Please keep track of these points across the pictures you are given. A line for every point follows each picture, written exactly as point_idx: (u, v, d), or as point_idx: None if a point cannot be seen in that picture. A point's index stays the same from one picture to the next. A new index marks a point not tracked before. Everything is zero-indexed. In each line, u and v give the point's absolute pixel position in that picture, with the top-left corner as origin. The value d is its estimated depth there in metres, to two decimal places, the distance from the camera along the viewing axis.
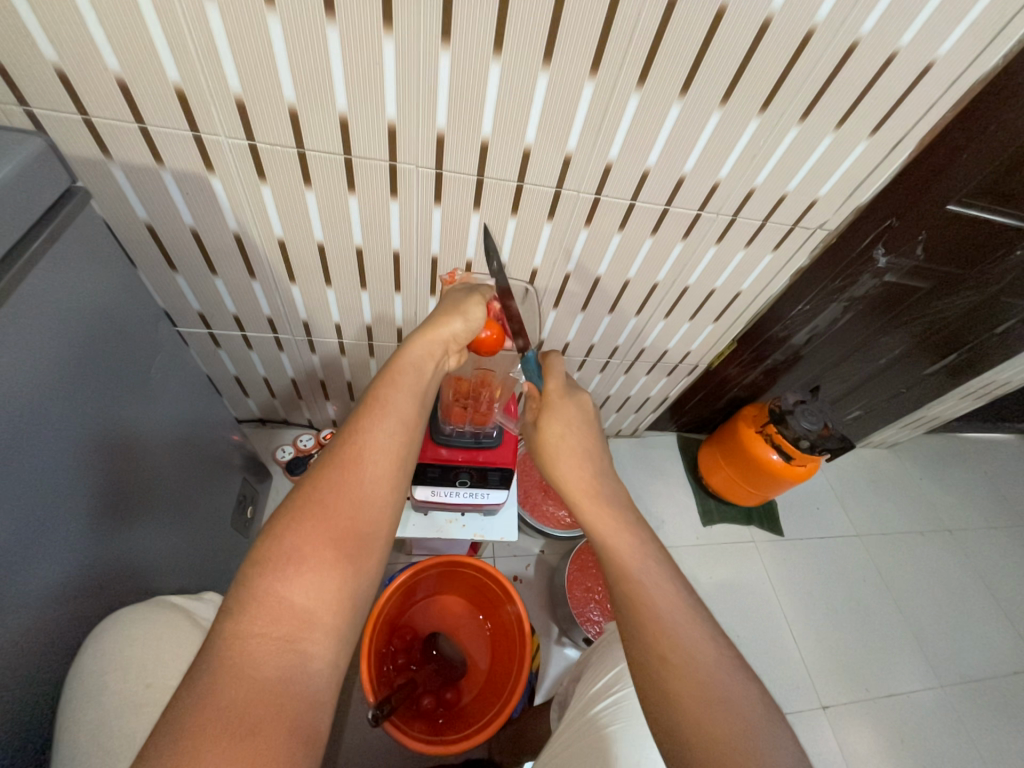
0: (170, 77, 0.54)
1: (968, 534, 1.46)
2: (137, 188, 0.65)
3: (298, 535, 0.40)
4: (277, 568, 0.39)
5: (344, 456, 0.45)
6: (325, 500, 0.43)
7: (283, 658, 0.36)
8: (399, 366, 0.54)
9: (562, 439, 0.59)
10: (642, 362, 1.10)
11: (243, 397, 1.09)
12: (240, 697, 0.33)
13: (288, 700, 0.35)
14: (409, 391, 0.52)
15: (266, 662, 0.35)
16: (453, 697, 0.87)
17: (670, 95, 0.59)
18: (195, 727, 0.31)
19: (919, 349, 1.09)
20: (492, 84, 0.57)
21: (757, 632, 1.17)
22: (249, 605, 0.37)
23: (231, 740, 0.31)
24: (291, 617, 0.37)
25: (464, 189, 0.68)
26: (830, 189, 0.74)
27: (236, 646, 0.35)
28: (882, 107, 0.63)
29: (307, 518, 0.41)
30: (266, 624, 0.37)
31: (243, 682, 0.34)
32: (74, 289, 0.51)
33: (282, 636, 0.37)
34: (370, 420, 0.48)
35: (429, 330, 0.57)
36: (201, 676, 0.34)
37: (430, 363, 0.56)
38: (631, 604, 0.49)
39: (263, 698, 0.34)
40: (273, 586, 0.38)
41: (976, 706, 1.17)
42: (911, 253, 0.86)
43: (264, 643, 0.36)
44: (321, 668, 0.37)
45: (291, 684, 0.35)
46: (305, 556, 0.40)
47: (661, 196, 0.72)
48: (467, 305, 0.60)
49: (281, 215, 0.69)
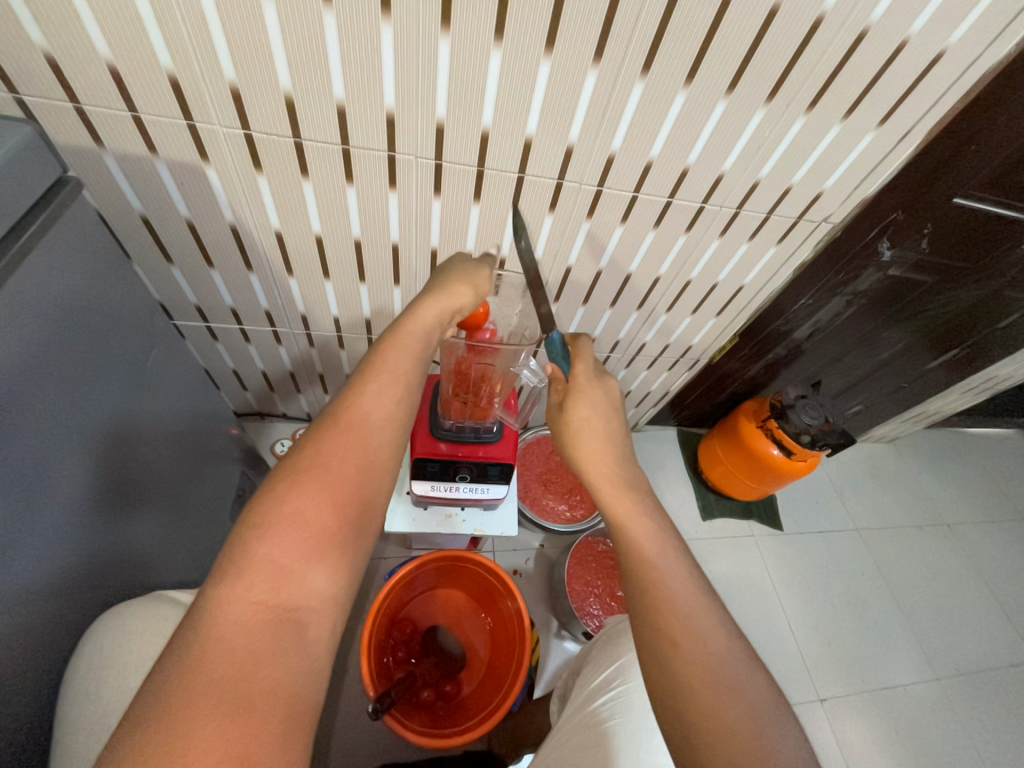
0: (163, 65, 0.53)
1: (967, 529, 1.46)
2: (131, 178, 0.64)
3: (299, 498, 0.40)
4: (275, 533, 0.38)
5: (347, 422, 0.45)
6: (328, 465, 0.42)
7: (279, 628, 0.35)
8: (400, 332, 0.53)
9: (589, 424, 0.59)
10: (643, 357, 1.09)
11: (241, 390, 1.08)
12: (234, 669, 0.33)
13: (284, 672, 0.34)
14: (413, 358, 0.52)
15: (261, 630, 0.35)
16: (453, 689, 0.87)
17: (674, 85, 0.58)
18: (187, 696, 0.31)
19: (921, 344, 1.08)
20: (492, 72, 0.56)
21: (755, 626, 1.18)
22: (244, 570, 0.36)
23: (224, 712, 0.31)
24: (289, 580, 0.37)
25: (464, 181, 0.67)
26: (835, 182, 0.73)
27: (231, 614, 0.35)
28: (890, 97, 0.62)
29: (308, 481, 0.41)
30: (262, 590, 0.36)
31: (238, 654, 0.33)
32: (68, 281, 0.50)
33: (278, 603, 0.36)
34: (374, 387, 0.48)
35: (434, 298, 0.56)
36: (191, 644, 0.33)
37: (435, 329, 0.55)
38: (643, 584, 0.49)
39: (258, 671, 0.33)
40: (271, 551, 0.37)
41: (972, 699, 1.18)
42: (916, 247, 0.85)
43: (259, 611, 0.35)
44: (318, 641, 0.37)
45: (287, 655, 0.35)
46: (305, 518, 0.39)
47: (664, 188, 0.70)
48: (473, 276, 0.59)
49: (278, 207, 0.68)
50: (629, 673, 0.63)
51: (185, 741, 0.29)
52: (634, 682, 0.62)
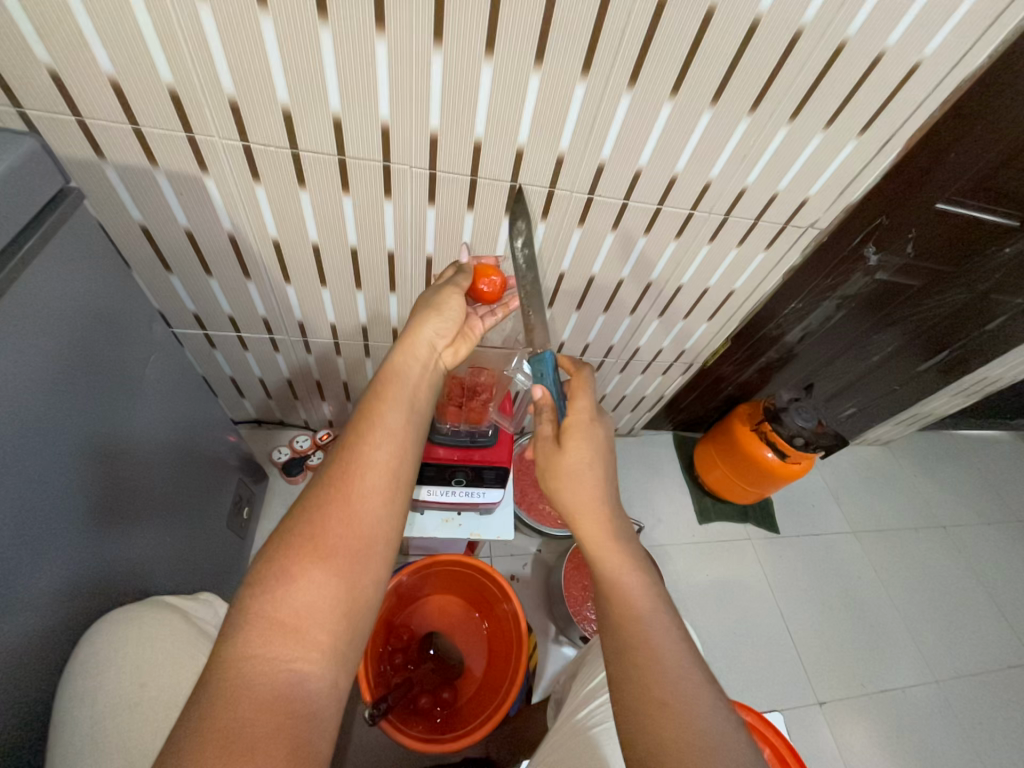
0: (163, 78, 0.54)
1: (963, 531, 1.47)
2: (131, 189, 0.65)
3: (289, 557, 0.41)
4: (268, 589, 0.39)
5: (335, 476, 0.46)
6: (315, 521, 0.43)
7: (278, 677, 0.36)
8: (385, 379, 0.55)
9: (582, 468, 0.57)
10: (637, 362, 1.10)
11: (239, 398, 1.09)
12: (238, 718, 0.34)
13: (287, 717, 0.35)
14: (397, 403, 0.53)
15: (261, 682, 0.36)
16: (450, 696, 0.86)
17: (661, 96, 0.60)
18: (195, 742, 0.32)
19: (911, 347, 1.10)
20: (484, 84, 0.58)
21: (753, 629, 1.18)
22: (243, 628, 0.38)
23: (230, 756, 0.32)
24: (284, 636, 0.38)
25: (458, 190, 0.69)
26: (820, 188, 0.74)
27: (232, 669, 0.36)
28: (870, 107, 0.64)
29: (297, 539, 0.42)
30: (261, 646, 0.37)
31: (241, 702, 0.34)
32: (68, 289, 0.51)
33: (276, 655, 0.37)
34: (357, 438, 0.48)
35: (409, 338, 0.58)
36: (202, 698, 0.34)
37: (415, 369, 0.57)
38: (626, 640, 0.49)
39: (262, 717, 0.34)
40: (267, 609, 0.38)
41: (972, 702, 1.18)
42: (902, 252, 0.86)
43: (259, 663, 0.36)
44: (319, 685, 0.38)
45: (289, 701, 0.36)
46: (296, 577, 0.40)
47: (653, 195, 0.72)
48: (443, 302, 0.60)
49: (275, 216, 0.70)
50: None
51: None
52: None
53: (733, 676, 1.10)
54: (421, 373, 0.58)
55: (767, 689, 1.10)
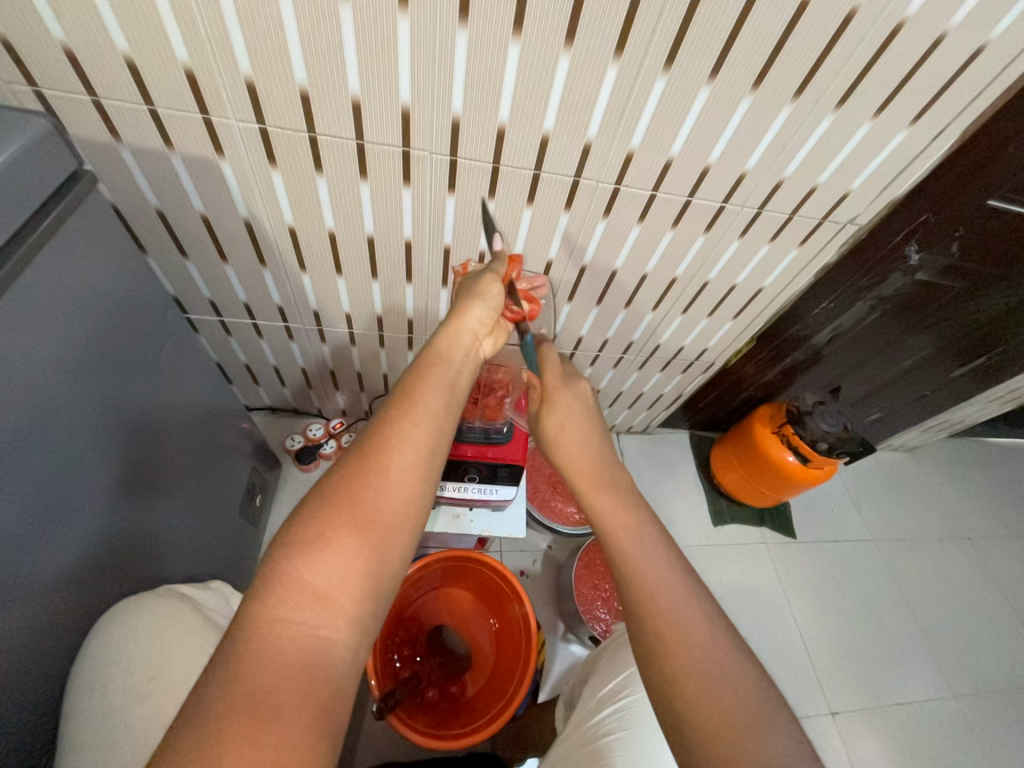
0: (179, 57, 0.52)
1: (989, 542, 1.42)
2: (147, 172, 0.64)
3: (325, 521, 0.39)
4: (300, 551, 0.37)
5: (373, 442, 0.44)
6: (352, 488, 0.41)
7: (305, 643, 0.35)
8: (427, 357, 0.53)
9: (564, 430, 0.60)
10: (657, 359, 1.07)
11: (254, 385, 1.09)
12: (263, 680, 0.32)
13: (312, 685, 0.34)
14: (440, 383, 0.51)
15: (287, 647, 0.34)
16: (458, 688, 0.88)
17: (697, 81, 0.56)
18: (219, 705, 0.31)
19: (947, 352, 1.05)
20: (510, 66, 0.55)
21: (764, 635, 1.15)
22: (269, 589, 0.36)
23: (253, 722, 0.30)
24: (317, 598, 0.37)
25: (479, 177, 0.66)
26: (863, 182, 0.70)
27: (259, 630, 0.34)
28: (926, 94, 0.59)
29: (334, 505, 0.40)
30: (290, 609, 0.36)
31: (265, 666, 0.33)
32: (82, 273, 0.50)
33: (305, 619, 0.36)
34: (399, 411, 0.47)
35: (455, 322, 0.57)
36: (225, 661, 0.33)
37: (459, 354, 0.55)
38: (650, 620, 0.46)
39: (289, 679, 0.33)
40: (296, 571, 0.37)
41: (989, 718, 1.14)
42: (946, 250, 0.82)
43: (286, 628, 0.35)
44: (343, 656, 0.36)
45: (313, 667, 0.34)
46: (330, 540, 0.39)
47: (684, 186, 0.68)
48: (486, 287, 0.59)
49: (291, 201, 0.68)
50: (639, 684, 0.61)
51: (215, 748, 0.29)
52: (644, 694, 0.61)
53: None
54: (465, 360, 0.56)
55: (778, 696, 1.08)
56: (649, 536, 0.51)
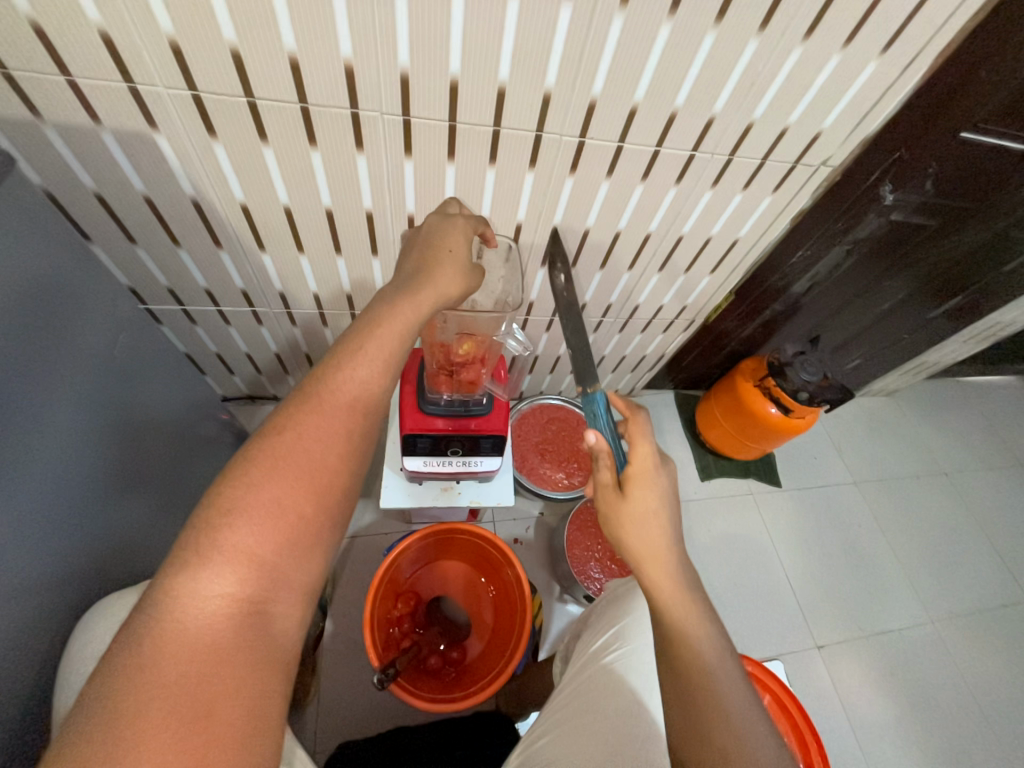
0: (90, 18, 0.48)
1: (965, 476, 1.47)
2: (78, 153, 0.60)
3: (277, 490, 0.38)
4: (242, 521, 0.36)
5: (326, 410, 0.42)
6: (306, 451, 0.40)
7: (245, 621, 0.35)
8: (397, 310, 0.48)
9: (650, 512, 0.54)
10: (637, 320, 1.06)
11: (228, 374, 1.06)
12: (191, 666, 0.32)
13: (247, 670, 0.34)
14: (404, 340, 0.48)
15: (222, 624, 0.34)
16: (459, 654, 0.91)
17: (658, 17, 0.53)
18: (146, 691, 0.31)
19: (922, 292, 1.05)
20: (456, 10, 0.50)
21: (752, 579, 1.20)
22: (206, 561, 0.35)
23: (181, 718, 0.31)
24: (259, 576, 0.36)
25: (436, 137, 0.62)
26: (835, 119, 0.68)
27: (187, 607, 0.34)
28: (896, 19, 0.56)
29: (284, 472, 0.39)
30: (233, 586, 0.35)
31: (194, 649, 0.33)
32: (13, 264, 0.47)
33: (247, 597, 0.36)
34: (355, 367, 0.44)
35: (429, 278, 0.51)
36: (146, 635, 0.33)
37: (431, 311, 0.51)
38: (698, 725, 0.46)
39: (212, 663, 0.33)
40: (237, 541, 0.36)
41: (964, 637, 1.22)
42: (920, 188, 0.80)
43: (223, 604, 0.35)
44: (282, 632, 0.37)
45: (253, 648, 0.35)
46: (281, 511, 0.38)
47: (651, 135, 0.66)
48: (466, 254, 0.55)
49: (239, 176, 0.64)
50: (629, 637, 0.63)
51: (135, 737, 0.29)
52: (634, 645, 0.62)
53: (733, 625, 1.13)
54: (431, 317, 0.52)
55: (767, 634, 1.13)
56: (718, 644, 0.50)
